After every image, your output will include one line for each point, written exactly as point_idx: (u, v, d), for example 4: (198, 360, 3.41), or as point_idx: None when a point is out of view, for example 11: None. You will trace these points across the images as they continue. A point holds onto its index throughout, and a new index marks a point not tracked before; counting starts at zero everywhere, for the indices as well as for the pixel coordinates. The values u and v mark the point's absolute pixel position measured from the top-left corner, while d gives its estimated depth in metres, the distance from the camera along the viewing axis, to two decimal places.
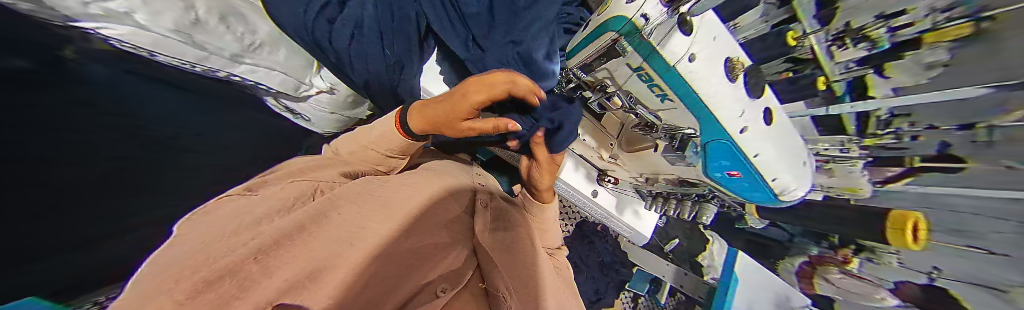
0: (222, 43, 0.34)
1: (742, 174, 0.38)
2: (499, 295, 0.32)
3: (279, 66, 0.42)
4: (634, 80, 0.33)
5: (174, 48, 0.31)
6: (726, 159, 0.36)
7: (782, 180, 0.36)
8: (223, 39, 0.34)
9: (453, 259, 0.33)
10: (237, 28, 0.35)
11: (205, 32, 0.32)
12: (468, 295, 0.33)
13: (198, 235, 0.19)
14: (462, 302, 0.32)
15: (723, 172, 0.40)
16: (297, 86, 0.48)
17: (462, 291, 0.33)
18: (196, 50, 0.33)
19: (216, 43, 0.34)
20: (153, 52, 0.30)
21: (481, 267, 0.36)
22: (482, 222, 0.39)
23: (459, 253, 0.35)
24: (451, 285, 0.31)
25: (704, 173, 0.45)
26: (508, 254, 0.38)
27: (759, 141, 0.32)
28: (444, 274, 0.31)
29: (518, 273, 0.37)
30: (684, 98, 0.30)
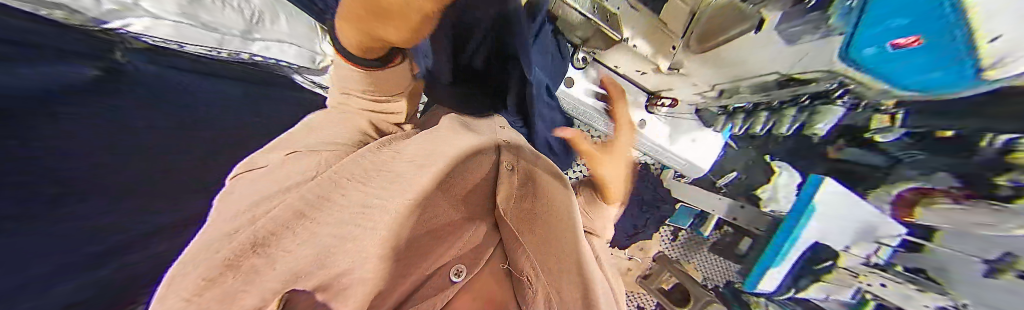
0: (228, 20, 0.47)
1: (924, 39, 0.31)
2: (523, 274, 0.39)
3: (286, 37, 0.58)
4: None
5: (195, 33, 0.41)
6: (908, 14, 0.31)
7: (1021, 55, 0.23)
8: (223, 15, 0.46)
9: (474, 233, 0.38)
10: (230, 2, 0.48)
11: (206, 11, 0.43)
12: (492, 276, 0.39)
13: (228, 214, 0.23)
14: (484, 284, 0.38)
15: (891, 40, 0.34)
16: (312, 57, 0.64)
17: (484, 272, 0.39)
18: (211, 33, 0.43)
19: (218, 21, 0.44)
20: (180, 44, 0.38)
21: (508, 249, 0.41)
22: (506, 190, 0.38)
23: (482, 227, 0.39)
24: (470, 267, 0.37)
25: (844, 55, 0.42)
26: (532, 229, 0.40)
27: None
28: (466, 258, 0.36)
29: (540, 244, 0.41)
30: None
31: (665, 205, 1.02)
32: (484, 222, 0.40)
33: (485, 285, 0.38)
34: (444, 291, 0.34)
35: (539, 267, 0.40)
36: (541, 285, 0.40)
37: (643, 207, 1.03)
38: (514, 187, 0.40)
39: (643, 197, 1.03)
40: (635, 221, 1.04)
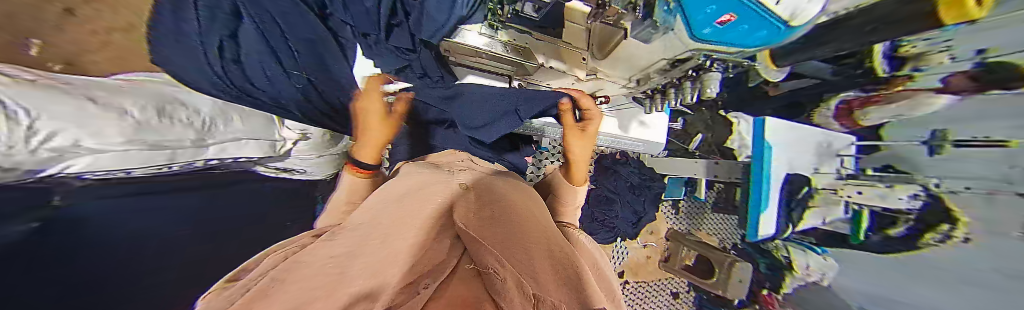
0: (178, 134, 0.37)
1: (738, 15, 0.24)
2: (492, 270, 0.22)
3: (242, 133, 0.47)
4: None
5: (145, 156, 0.35)
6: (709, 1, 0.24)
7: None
8: (177, 130, 0.37)
9: (437, 250, 0.24)
10: (181, 115, 0.37)
11: (159, 131, 0.34)
12: (464, 283, 0.20)
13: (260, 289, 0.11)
14: (456, 289, 0.19)
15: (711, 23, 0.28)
16: (272, 145, 0.53)
17: (452, 278, 0.21)
18: (157, 151, 0.36)
19: (173, 137, 0.36)
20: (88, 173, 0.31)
21: (473, 250, 0.26)
22: (465, 204, 0.33)
23: (445, 242, 0.26)
24: (438, 278, 0.19)
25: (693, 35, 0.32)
26: (500, 231, 0.29)
27: None
28: (430, 264, 0.21)
29: (512, 247, 0.27)
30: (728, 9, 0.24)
31: (654, 182, 1.07)
32: (447, 234, 0.28)
33: (458, 288, 0.19)
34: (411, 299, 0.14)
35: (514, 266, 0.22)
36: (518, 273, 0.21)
37: (634, 190, 1.07)
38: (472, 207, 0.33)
39: (632, 181, 1.07)
40: (633, 208, 1.06)
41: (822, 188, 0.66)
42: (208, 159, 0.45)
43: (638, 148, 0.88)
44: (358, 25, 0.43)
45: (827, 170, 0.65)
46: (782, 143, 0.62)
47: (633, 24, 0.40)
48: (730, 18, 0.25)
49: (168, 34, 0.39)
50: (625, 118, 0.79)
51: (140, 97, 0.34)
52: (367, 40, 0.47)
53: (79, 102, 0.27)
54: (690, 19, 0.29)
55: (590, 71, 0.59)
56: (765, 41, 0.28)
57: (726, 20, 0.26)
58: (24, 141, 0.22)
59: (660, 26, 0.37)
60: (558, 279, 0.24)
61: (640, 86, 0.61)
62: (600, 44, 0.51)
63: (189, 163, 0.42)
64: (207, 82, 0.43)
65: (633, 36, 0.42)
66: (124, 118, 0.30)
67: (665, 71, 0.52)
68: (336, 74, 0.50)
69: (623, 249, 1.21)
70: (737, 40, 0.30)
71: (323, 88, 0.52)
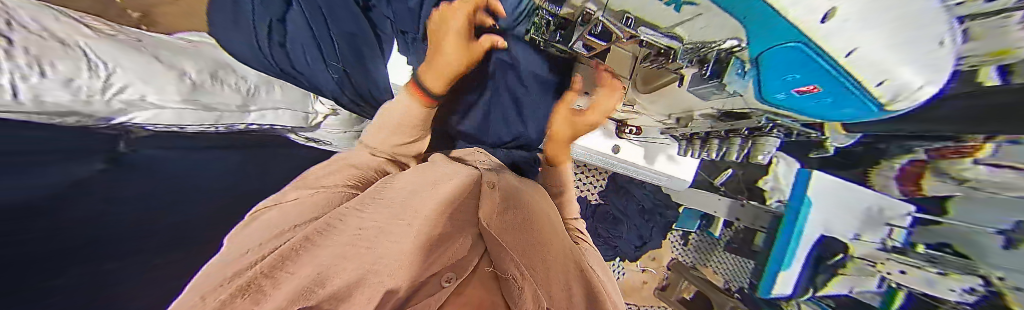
0: (225, 98, 0.42)
1: (819, 89, 0.30)
2: (511, 278, 0.25)
3: (281, 103, 0.52)
4: (711, 34, 0.31)
5: (196, 116, 0.39)
6: (796, 72, 0.29)
7: (895, 83, 0.27)
8: (225, 94, 0.42)
9: (460, 247, 0.27)
10: (229, 80, 0.42)
11: (208, 93, 0.39)
12: (483, 283, 0.27)
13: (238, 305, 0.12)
14: (473, 290, 0.26)
15: (790, 90, 0.33)
16: (306, 116, 0.58)
17: (473, 277, 0.27)
18: (209, 113, 0.41)
19: (222, 100, 0.41)
20: (179, 125, 0.38)
21: (494, 253, 0.28)
22: (489, 203, 0.33)
23: (469, 240, 0.29)
24: (460, 274, 0.25)
25: (762, 98, 0.39)
26: (522, 236, 0.30)
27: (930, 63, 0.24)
28: (448, 263, 0.25)
29: (532, 256, 0.29)
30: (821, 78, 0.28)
31: (667, 211, 1.03)
32: (471, 232, 0.30)
33: (474, 292, 0.25)
34: (430, 301, 0.22)
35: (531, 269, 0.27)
36: (536, 284, 0.25)
37: (644, 215, 1.03)
38: (496, 202, 0.34)
39: (643, 205, 1.03)
40: (640, 232, 1.02)
41: (857, 257, 0.58)
42: (249, 123, 0.48)
43: (659, 181, 0.84)
44: (400, 21, 0.53)
45: (869, 239, 0.55)
46: (824, 202, 0.56)
47: (694, 79, 0.43)
48: (813, 89, 0.31)
49: (228, 15, 0.45)
50: (652, 151, 0.74)
51: (194, 61, 0.39)
52: (405, 39, 0.57)
53: (147, 61, 0.33)
54: (768, 84, 0.34)
55: (630, 102, 0.57)
56: (856, 117, 0.36)
57: (807, 90, 0.32)
58: (97, 92, 0.27)
59: (727, 88, 0.40)
60: (572, 296, 0.27)
61: (681, 126, 0.62)
62: (646, 79, 0.52)
63: (232, 126, 0.46)
64: (252, 57, 0.46)
65: (690, 88, 0.45)
66: (181, 79, 0.36)
67: (716, 117, 0.53)
68: (373, 71, 0.58)
69: (620, 269, 1.17)
70: (813, 111, 0.37)
71: (357, 80, 0.56)
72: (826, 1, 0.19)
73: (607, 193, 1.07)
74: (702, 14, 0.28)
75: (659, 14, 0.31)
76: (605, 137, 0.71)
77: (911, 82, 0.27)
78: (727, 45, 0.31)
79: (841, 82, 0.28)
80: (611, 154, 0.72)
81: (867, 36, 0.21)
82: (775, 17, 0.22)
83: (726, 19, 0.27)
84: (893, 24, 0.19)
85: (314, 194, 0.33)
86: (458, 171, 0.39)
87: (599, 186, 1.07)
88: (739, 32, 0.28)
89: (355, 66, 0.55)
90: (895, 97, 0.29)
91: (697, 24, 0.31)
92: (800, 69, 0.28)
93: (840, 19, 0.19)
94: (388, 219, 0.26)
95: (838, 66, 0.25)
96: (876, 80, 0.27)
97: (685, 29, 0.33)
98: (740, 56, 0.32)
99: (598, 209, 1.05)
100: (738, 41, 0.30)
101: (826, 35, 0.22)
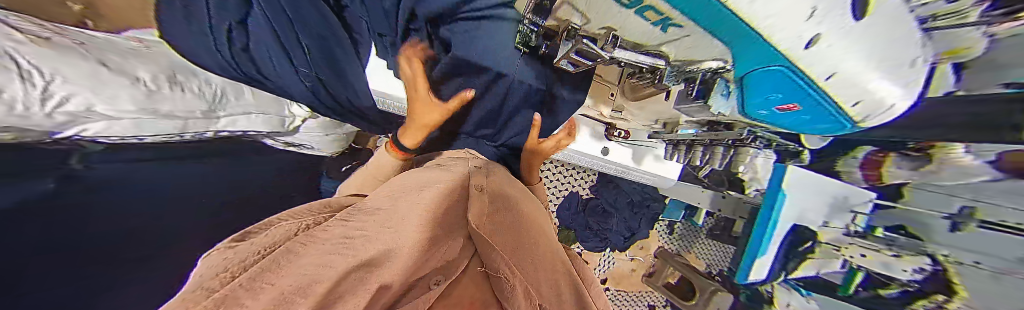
0: (190, 104, 0.40)
1: (800, 109, 0.25)
2: (502, 275, 0.25)
3: (253, 108, 0.49)
4: (696, 54, 0.27)
5: (155, 126, 0.39)
6: (778, 91, 0.24)
7: (869, 101, 0.20)
8: (186, 99, 0.39)
9: (447, 250, 0.27)
10: (191, 86, 0.40)
11: (167, 99, 0.37)
12: (473, 282, 0.27)
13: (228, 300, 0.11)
14: (462, 289, 0.26)
15: (771, 108, 0.29)
16: (282, 120, 0.55)
17: (462, 278, 0.27)
18: (171, 120, 0.39)
19: (184, 107, 0.39)
20: (136, 136, 0.38)
21: (485, 253, 0.28)
22: (478, 204, 0.33)
23: (458, 242, 0.29)
24: (449, 275, 0.25)
25: (739, 111, 0.35)
26: (512, 237, 0.30)
27: (856, 84, 0.18)
28: (438, 265, 0.25)
29: (525, 255, 0.28)
30: (807, 99, 0.22)
31: (655, 203, 1.06)
32: (460, 234, 0.30)
33: (464, 291, 0.26)
34: (419, 301, 0.22)
35: (523, 268, 0.26)
36: (529, 280, 0.25)
37: (633, 208, 1.06)
38: (486, 203, 0.34)
39: (632, 198, 1.06)
40: (628, 224, 1.06)
41: (825, 242, 0.61)
42: (219, 130, 0.48)
43: (647, 180, 0.87)
44: (374, 22, 0.44)
45: (836, 225, 0.59)
46: (803, 194, 0.58)
47: (682, 95, 0.44)
48: (792, 108, 0.26)
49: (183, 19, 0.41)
50: (640, 153, 0.75)
51: (149, 65, 0.36)
52: (383, 41, 0.48)
53: (94, 66, 0.30)
54: (749, 102, 0.30)
55: (617, 108, 0.59)
56: (823, 132, 0.30)
57: (787, 109, 0.27)
58: (37, 103, 0.25)
59: (711, 109, 0.39)
60: (565, 292, 0.26)
61: (667, 132, 0.63)
62: (632, 89, 0.53)
63: (200, 134, 0.46)
64: (212, 62, 0.44)
65: (676, 104, 0.47)
66: (135, 85, 0.33)
67: (699, 125, 0.55)
68: (351, 80, 0.55)
69: (610, 259, 1.23)
70: (788, 124, 0.32)
71: (332, 87, 0.55)
72: (806, 26, 0.13)
73: (597, 187, 1.09)
74: (689, 36, 0.23)
75: (644, 33, 0.27)
76: (595, 139, 0.71)
77: (888, 97, 0.20)
78: (713, 64, 0.28)
79: (822, 105, 0.22)
80: (601, 155, 0.73)
81: (843, 57, 0.15)
82: (761, 45, 0.17)
83: (712, 42, 0.22)
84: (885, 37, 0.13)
85: (286, 214, 0.31)
86: (448, 175, 0.39)
87: (589, 181, 1.09)
88: (726, 54, 0.24)
89: (331, 75, 0.53)
90: (870, 118, 0.23)
91: (684, 45, 0.26)
92: (779, 90, 0.23)
93: (826, 47, 0.14)
94: (375, 228, 0.25)
95: (817, 89, 0.20)
96: (858, 110, 0.22)
97: (672, 47, 0.28)
98: (727, 76, 0.30)
99: (589, 203, 1.08)
100: (722, 62, 0.26)
101: (811, 62, 0.17)
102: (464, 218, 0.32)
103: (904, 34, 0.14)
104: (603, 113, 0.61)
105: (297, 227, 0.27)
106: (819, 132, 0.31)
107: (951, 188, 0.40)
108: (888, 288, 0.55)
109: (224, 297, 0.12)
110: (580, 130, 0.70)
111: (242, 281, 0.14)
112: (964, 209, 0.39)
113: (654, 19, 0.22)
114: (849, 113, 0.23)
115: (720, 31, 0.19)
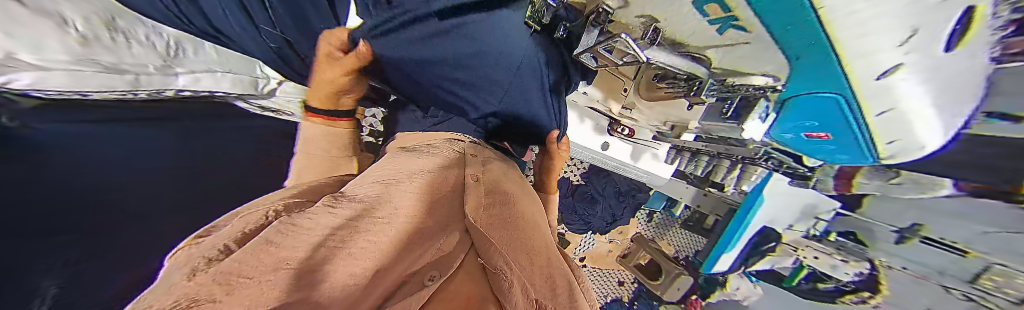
0: (140, 57, 0.37)
1: (830, 135, 0.39)
2: (497, 269, 0.23)
3: (217, 64, 0.46)
4: (744, 70, 0.33)
5: (101, 77, 0.31)
6: (817, 120, 0.37)
7: (905, 138, 0.33)
8: (133, 51, 0.37)
9: (443, 244, 0.25)
10: (133, 35, 0.37)
11: (107, 48, 0.34)
12: (469, 279, 0.23)
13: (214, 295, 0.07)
14: (460, 285, 0.22)
15: (806, 133, 0.41)
16: (252, 81, 0.51)
17: (458, 273, 0.23)
18: (121, 74, 0.34)
19: (128, 60, 0.36)
20: (84, 92, 0.29)
21: (481, 246, 0.26)
22: (475, 197, 0.32)
23: (454, 235, 0.27)
24: (444, 271, 0.21)
25: (769, 136, 0.48)
26: (509, 231, 0.30)
27: (905, 115, 0.29)
28: (433, 260, 0.22)
29: (518, 250, 0.27)
30: (849, 128, 0.35)
31: (640, 193, 1.10)
32: (456, 227, 0.28)
33: (463, 283, 0.22)
34: (412, 298, 0.18)
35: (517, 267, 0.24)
36: (522, 277, 0.24)
37: (620, 196, 1.10)
38: (482, 195, 0.33)
39: (620, 188, 1.10)
40: (613, 211, 1.12)
41: (785, 243, 0.65)
42: (180, 89, 0.40)
43: (640, 177, 0.87)
44: None
45: (799, 228, 0.62)
46: (782, 199, 0.59)
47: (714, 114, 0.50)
48: (825, 135, 0.39)
49: None
50: (638, 149, 0.75)
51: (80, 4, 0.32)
52: None
53: None
54: (785, 125, 0.43)
55: (628, 105, 0.60)
56: (840, 159, 0.44)
57: (818, 136, 0.40)
58: None
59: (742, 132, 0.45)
60: (554, 287, 0.26)
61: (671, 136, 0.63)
62: (649, 88, 0.54)
63: (158, 93, 0.37)
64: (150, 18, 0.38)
65: (704, 120, 0.53)
66: (64, 28, 0.30)
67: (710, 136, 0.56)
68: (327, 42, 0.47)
69: (590, 241, 1.31)
70: (822, 152, 0.45)
71: (302, 49, 0.47)
72: (896, 57, 0.21)
73: (587, 175, 1.12)
74: (749, 43, 0.27)
75: (697, 31, 0.28)
76: (596, 131, 0.70)
77: (916, 136, 0.32)
78: (760, 82, 0.34)
79: (857, 134, 0.35)
80: (599, 149, 0.72)
81: (907, 89, 0.25)
82: (837, 73, 0.26)
83: (770, 48, 0.26)
84: (937, 80, 0.23)
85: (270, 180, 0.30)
86: (438, 162, 0.37)
87: (580, 168, 1.11)
88: (782, 71, 0.30)
89: (301, 35, 0.45)
90: (888, 150, 0.36)
91: (736, 52, 0.29)
92: (820, 119, 0.35)
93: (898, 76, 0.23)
94: (363, 218, 0.22)
95: (863, 119, 0.32)
96: (886, 135, 0.33)
97: (719, 53, 0.30)
98: (771, 96, 0.39)
99: (579, 190, 1.11)
100: (773, 79, 0.33)
101: (869, 90, 0.27)
102: (461, 210, 0.31)
103: (963, 90, 0.23)
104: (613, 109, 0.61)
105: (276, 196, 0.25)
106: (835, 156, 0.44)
107: (932, 206, 0.42)
108: (825, 282, 0.63)
109: (235, 266, 0.11)
110: (583, 121, 0.68)
111: (253, 245, 0.14)
112: (913, 225, 0.46)
113: (713, 16, 0.24)
114: (877, 139, 0.35)
115: (803, 62, 0.27)
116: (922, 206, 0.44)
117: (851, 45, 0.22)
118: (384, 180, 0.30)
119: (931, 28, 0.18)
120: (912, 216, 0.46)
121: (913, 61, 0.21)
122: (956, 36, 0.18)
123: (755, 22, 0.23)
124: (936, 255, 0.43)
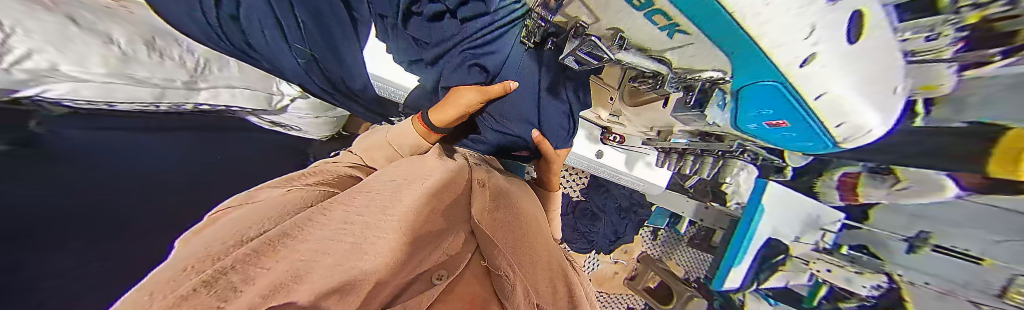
0: (170, 73, 0.39)
1: (789, 124, 0.30)
2: (500, 272, 0.23)
3: (240, 81, 0.49)
4: (704, 64, 0.28)
5: (127, 91, 0.37)
6: (770, 108, 0.29)
7: (851, 126, 0.25)
8: (166, 67, 0.39)
9: (448, 246, 0.26)
10: (170, 53, 0.39)
11: (142, 64, 0.36)
12: (473, 278, 0.23)
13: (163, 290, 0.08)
14: (466, 285, 0.21)
15: (760, 124, 0.35)
16: (271, 98, 0.56)
17: (463, 273, 0.23)
18: (149, 88, 0.38)
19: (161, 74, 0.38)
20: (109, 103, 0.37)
21: (486, 249, 0.27)
22: (481, 201, 0.32)
23: (458, 238, 0.27)
24: (453, 270, 0.22)
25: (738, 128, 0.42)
26: (511, 233, 0.29)
27: (851, 106, 0.22)
28: (438, 261, 0.23)
29: (523, 251, 0.28)
30: (796, 119, 0.28)
31: (642, 208, 1.08)
32: (460, 230, 0.28)
33: (469, 285, 0.22)
34: (419, 296, 0.18)
35: (523, 268, 0.24)
36: (527, 279, 0.23)
37: (622, 212, 1.08)
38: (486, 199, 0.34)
39: (621, 203, 1.08)
40: (615, 228, 1.08)
41: (795, 255, 0.63)
42: (199, 102, 0.47)
43: (637, 186, 0.88)
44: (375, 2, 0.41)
45: (808, 240, 0.59)
46: (778, 208, 0.59)
47: (679, 104, 0.46)
48: (783, 124, 0.31)
49: None
50: (633, 158, 0.77)
51: (127, 27, 0.35)
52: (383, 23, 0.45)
53: (61, 23, 0.28)
54: (745, 115, 0.35)
55: (614, 112, 0.61)
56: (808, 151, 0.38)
57: (778, 124, 0.32)
58: None
59: (707, 119, 0.43)
60: (557, 292, 0.25)
61: (660, 139, 0.65)
62: (632, 93, 0.55)
63: (181, 105, 0.45)
64: (199, 32, 0.41)
65: (673, 112, 0.49)
66: (110, 46, 0.32)
67: (694, 136, 0.57)
68: (348, 64, 0.52)
69: (595, 261, 1.26)
70: (791, 145, 0.37)
71: (326, 65, 0.50)
72: (805, 46, 0.16)
73: (587, 191, 1.11)
74: (694, 44, 0.25)
75: (652, 37, 0.28)
76: (590, 142, 0.73)
77: (868, 127, 0.25)
78: (711, 75, 0.30)
79: (808, 123, 0.27)
80: (595, 159, 0.74)
81: (831, 79, 0.19)
82: (763, 61, 0.20)
83: (714, 51, 0.24)
84: (867, 64, 0.17)
85: (298, 175, 0.33)
86: (448, 166, 0.38)
87: (579, 183, 1.11)
88: (727, 66, 0.26)
89: (326, 54, 0.48)
90: (851, 140, 0.29)
91: (687, 52, 0.28)
92: (771, 108, 0.28)
93: (819, 65, 0.18)
94: (375, 214, 0.22)
95: (807, 107, 0.24)
96: (834, 120, 0.25)
97: (676, 54, 0.30)
98: (724, 87, 0.33)
99: (579, 205, 1.10)
100: (721, 73, 0.29)
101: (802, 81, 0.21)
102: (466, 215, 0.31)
103: (891, 65, 0.17)
104: (602, 116, 0.64)
105: (265, 198, 0.26)
106: (804, 150, 0.37)
107: (925, 207, 0.39)
108: (846, 301, 0.59)
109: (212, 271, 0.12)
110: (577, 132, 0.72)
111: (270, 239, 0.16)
112: (921, 233, 0.42)
113: (660, 23, 0.24)
114: (823, 127, 0.27)
115: (735, 55, 0.22)
116: (914, 207, 0.41)
117: (757, 30, 0.16)
118: (404, 175, 0.32)
119: (828, 22, 0.14)
120: (919, 222, 0.42)
121: (828, 49, 0.16)
122: (855, 20, 0.13)
123: (678, 15, 0.21)
124: (936, 266, 0.40)
